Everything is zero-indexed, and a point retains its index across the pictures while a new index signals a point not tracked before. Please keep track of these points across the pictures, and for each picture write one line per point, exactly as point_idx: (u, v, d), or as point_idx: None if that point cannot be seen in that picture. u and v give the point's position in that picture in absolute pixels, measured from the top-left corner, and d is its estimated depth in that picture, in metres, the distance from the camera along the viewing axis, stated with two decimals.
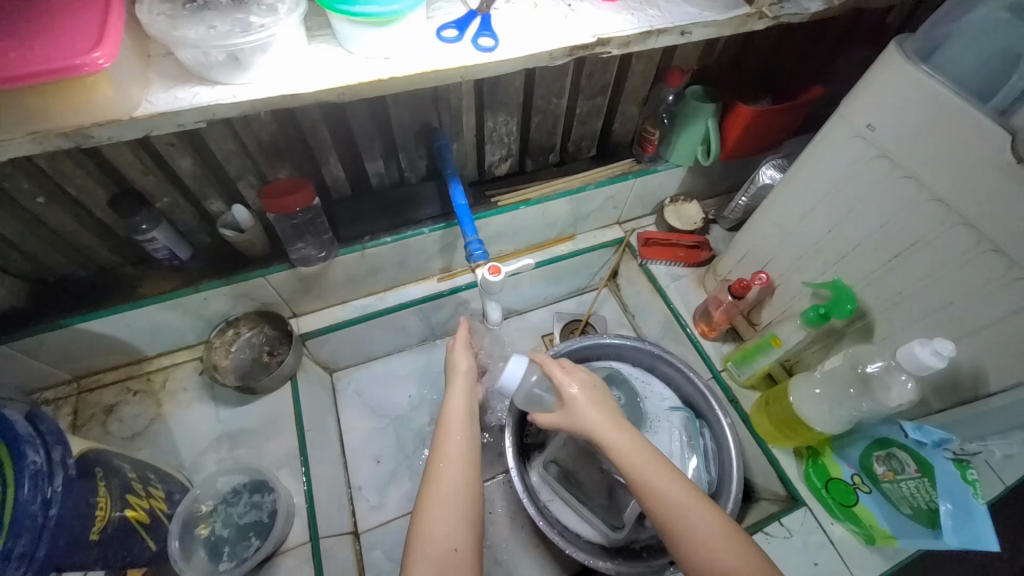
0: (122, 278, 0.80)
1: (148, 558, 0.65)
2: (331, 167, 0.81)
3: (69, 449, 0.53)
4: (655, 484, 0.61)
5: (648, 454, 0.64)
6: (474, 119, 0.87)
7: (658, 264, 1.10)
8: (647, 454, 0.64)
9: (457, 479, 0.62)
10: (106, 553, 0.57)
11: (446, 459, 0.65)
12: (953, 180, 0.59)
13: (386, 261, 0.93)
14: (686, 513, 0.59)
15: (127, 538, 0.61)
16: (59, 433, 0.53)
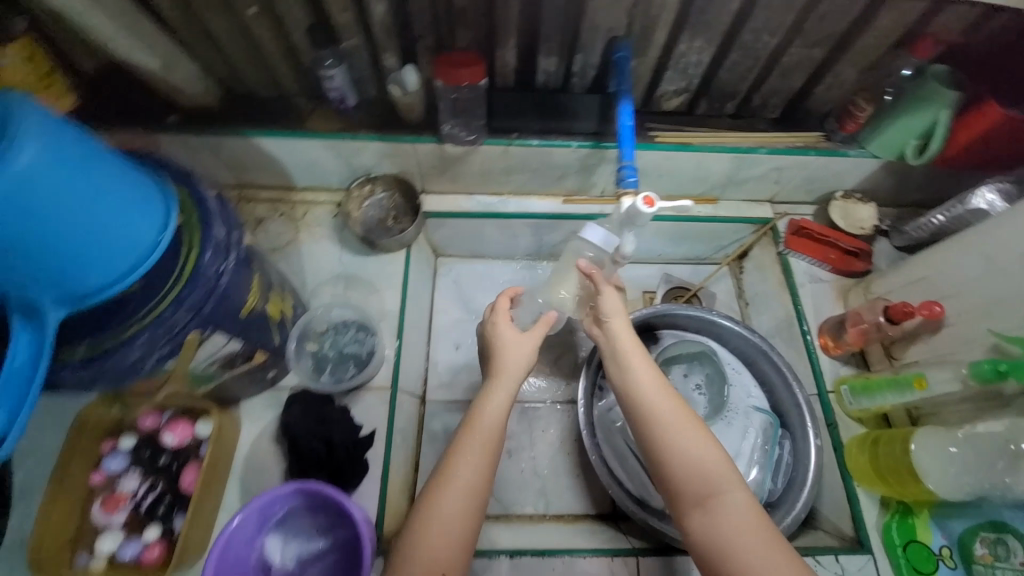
0: (295, 107, 0.87)
1: (270, 349, 0.75)
2: (506, 50, 0.79)
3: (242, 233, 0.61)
4: (676, 429, 0.61)
5: (667, 401, 0.64)
6: (666, 37, 0.79)
7: (801, 258, 1.00)
8: (669, 401, 0.64)
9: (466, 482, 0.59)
10: (246, 330, 0.67)
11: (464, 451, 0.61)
12: None
13: (524, 164, 0.91)
14: (704, 461, 0.59)
15: (262, 327, 0.71)
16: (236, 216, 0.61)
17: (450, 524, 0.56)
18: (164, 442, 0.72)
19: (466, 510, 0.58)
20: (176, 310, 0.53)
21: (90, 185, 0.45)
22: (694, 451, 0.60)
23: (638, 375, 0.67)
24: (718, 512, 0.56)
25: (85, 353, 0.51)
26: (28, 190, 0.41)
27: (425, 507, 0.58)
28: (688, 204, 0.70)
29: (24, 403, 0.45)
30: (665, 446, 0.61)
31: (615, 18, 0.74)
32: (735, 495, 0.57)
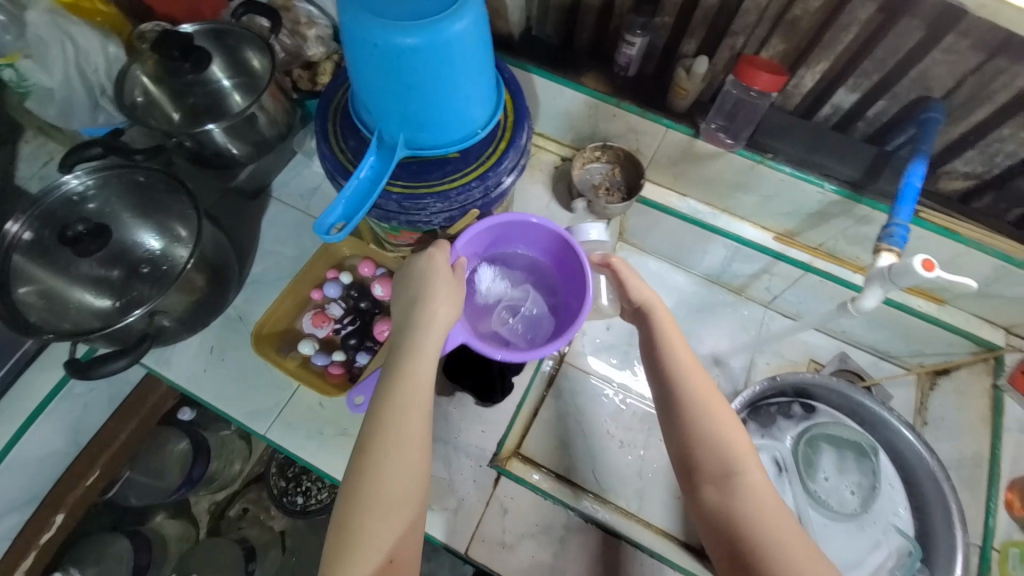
0: (575, 58, 0.93)
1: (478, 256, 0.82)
2: (809, 74, 0.78)
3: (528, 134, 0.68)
4: (698, 404, 0.63)
5: (714, 406, 0.63)
6: (993, 115, 0.72)
7: (1015, 400, 0.90)
8: (698, 376, 0.66)
9: (408, 474, 0.57)
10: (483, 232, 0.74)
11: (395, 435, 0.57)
12: None
13: (759, 186, 0.90)
14: (729, 450, 0.61)
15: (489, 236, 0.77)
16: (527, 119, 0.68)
17: (413, 452, 0.57)
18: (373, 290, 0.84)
19: (418, 432, 0.58)
20: (483, 183, 0.63)
21: (482, 57, 0.55)
22: (724, 435, 0.61)
23: (699, 389, 0.64)
24: (737, 491, 0.59)
25: (400, 190, 0.62)
26: (453, 46, 0.50)
27: (371, 448, 0.57)
28: (970, 282, 0.64)
29: (364, 205, 0.57)
30: (688, 420, 0.63)
31: (948, 77, 0.70)
32: (751, 478, 0.59)
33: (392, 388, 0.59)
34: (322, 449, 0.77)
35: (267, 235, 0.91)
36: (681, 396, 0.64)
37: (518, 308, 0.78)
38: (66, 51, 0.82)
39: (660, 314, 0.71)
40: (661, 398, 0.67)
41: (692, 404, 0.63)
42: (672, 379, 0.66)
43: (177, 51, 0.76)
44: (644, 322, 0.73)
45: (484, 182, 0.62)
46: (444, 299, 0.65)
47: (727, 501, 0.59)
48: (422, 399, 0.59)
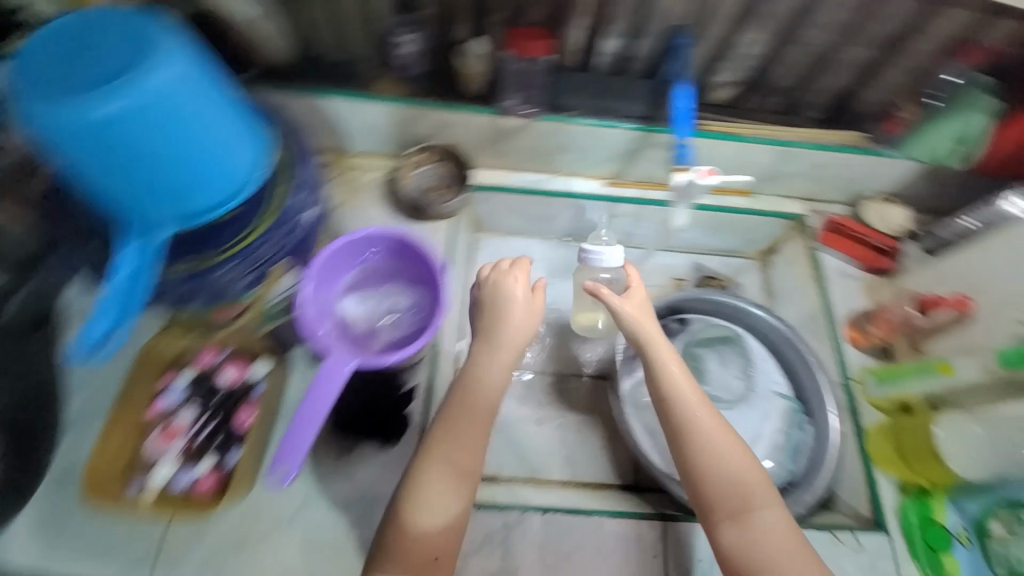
0: (360, 70, 0.90)
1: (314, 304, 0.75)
2: (573, 31, 0.82)
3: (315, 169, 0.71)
4: (713, 448, 0.70)
5: (728, 442, 0.71)
6: (727, 29, 0.82)
7: (831, 254, 1.03)
8: (714, 424, 0.72)
9: (460, 464, 0.66)
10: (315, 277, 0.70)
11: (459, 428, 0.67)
12: None
13: (573, 143, 0.95)
14: (739, 486, 0.69)
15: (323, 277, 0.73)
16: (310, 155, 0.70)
17: (466, 448, 0.66)
18: (220, 378, 0.76)
19: (471, 438, 0.67)
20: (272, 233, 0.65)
21: (217, 103, 0.54)
22: (737, 473, 0.69)
23: (712, 430, 0.71)
24: (751, 521, 0.67)
25: (188, 266, 0.62)
26: (165, 101, 0.50)
27: (436, 440, 0.67)
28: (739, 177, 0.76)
29: (141, 291, 0.57)
30: (705, 462, 0.70)
31: (681, 4, 0.78)
32: (767, 510, 0.68)
33: (456, 407, 0.68)
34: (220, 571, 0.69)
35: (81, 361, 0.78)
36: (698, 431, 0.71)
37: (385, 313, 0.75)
38: None
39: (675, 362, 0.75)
40: (679, 432, 0.72)
41: (708, 447, 0.70)
42: (690, 416, 0.72)
43: None
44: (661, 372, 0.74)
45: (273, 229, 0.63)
46: (496, 313, 0.71)
47: (740, 523, 0.68)
48: (478, 409, 0.68)
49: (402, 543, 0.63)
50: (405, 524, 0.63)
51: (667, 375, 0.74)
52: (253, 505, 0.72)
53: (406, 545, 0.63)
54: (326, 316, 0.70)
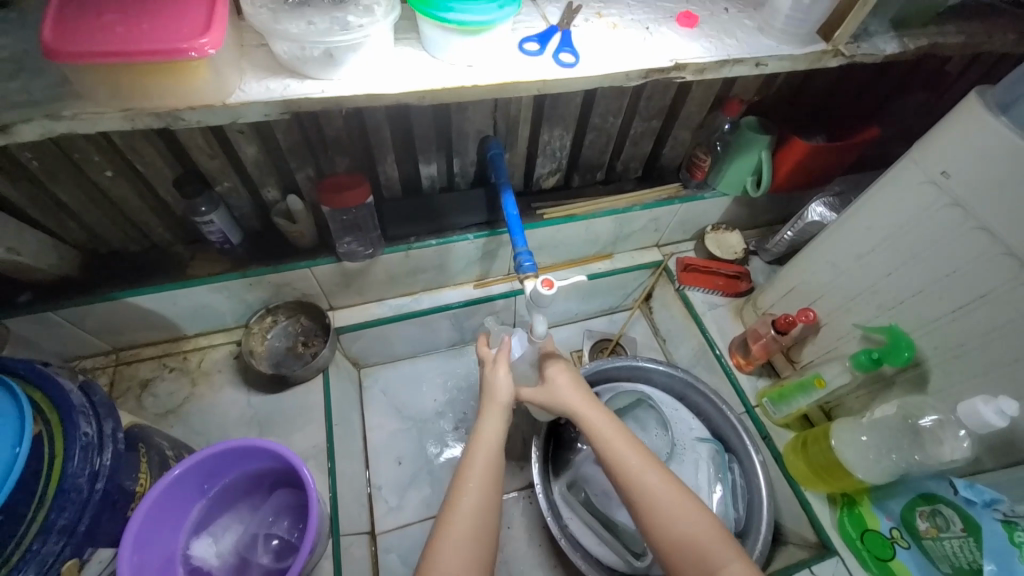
0: (172, 254, 0.82)
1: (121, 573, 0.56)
2: (387, 166, 0.82)
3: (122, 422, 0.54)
4: (654, 502, 0.61)
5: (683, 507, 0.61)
6: (530, 131, 0.87)
7: (695, 291, 1.08)
8: (652, 472, 0.64)
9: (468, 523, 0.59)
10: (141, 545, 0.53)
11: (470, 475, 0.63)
12: (1019, 225, 0.57)
13: (427, 263, 0.93)
14: (694, 544, 0.58)
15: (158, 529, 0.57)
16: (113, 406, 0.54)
17: (475, 514, 0.60)
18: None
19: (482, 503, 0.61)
20: (42, 544, 0.44)
21: None
22: (685, 526, 0.59)
23: (666, 498, 0.62)
24: None
25: None
26: None
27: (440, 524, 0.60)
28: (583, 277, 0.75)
29: None
30: (651, 519, 0.61)
31: (480, 123, 0.82)
32: (733, 566, 0.56)
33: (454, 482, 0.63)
34: None
35: None
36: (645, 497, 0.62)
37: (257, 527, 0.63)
38: None
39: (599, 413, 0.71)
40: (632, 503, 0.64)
41: (648, 503, 0.62)
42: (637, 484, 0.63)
43: None
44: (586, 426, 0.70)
45: (50, 529, 0.45)
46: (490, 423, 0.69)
47: None
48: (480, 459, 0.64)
49: (435, 566, 0.56)
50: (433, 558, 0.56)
51: (595, 432, 0.69)
52: None
53: (446, 531, 0.58)
54: (177, 564, 0.58)
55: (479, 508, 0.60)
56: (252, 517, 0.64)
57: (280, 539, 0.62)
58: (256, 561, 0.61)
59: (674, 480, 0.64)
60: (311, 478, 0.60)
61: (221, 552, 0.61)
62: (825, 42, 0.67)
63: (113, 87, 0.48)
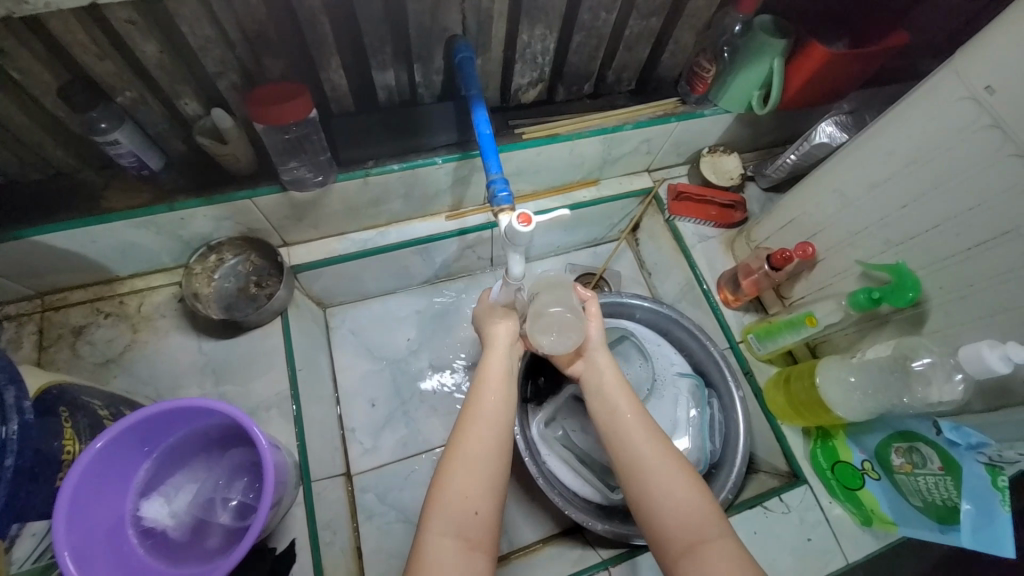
0: (84, 184, 0.69)
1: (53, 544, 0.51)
2: (332, 73, 0.67)
3: (30, 388, 0.46)
4: (649, 469, 0.59)
5: (668, 462, 0.60)
6: (506, 29, 0.72)
7: (686, 221, 1.01)
8: (650, 439, 0.62)
9: (480, 451, 0.58)
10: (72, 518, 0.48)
11: (479, 411, 0.62)
12: None
13: (390, 192, 0.82)
14: (688, 515, 0.56)
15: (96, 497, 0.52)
16: (16, 367, 0.45)
17: (487, 447, 0.59)
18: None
19: (498, 434, 0.61)
20: None
21: None
22: (678, 495, 0.57)
23: (650, 453, 0.60)
24: (707, 557, 0.52)
25: None
26: None
27: (449, 458, 0.59)
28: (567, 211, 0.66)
29: None
30: (645, 485, 0.58)
31: (443, 17, 0.66)
32: (722, 541, 0.54)
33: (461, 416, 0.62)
34: None
35: None
36: (630, 447, 0.62)
37: (217, 486, 0.59)
38: None
39: (609, 379, 0.68)
40: (617, 455, 0.62)
41: (642, 471, 0.59)
42: (626, 437, 0.63)
43: None
44: (597, 389, 0.68)
45: None
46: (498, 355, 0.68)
47: (671, 549, 0.55)
48: (495, 387, 0.64)
49: (442, 504, 0.55)
50: (444, 490, 0.56)
51: (605, 395, 0.67)
52: None
53: (455, 480, 0.56)
54: (126, 527, 0.54)
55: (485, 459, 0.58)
56: (207, 476, 0.60)
57: (237, 500, 0.58)
58: (215, 521, 0.57)
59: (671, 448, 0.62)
60: (262, 436, 0.55)
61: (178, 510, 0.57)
62: None
63: None
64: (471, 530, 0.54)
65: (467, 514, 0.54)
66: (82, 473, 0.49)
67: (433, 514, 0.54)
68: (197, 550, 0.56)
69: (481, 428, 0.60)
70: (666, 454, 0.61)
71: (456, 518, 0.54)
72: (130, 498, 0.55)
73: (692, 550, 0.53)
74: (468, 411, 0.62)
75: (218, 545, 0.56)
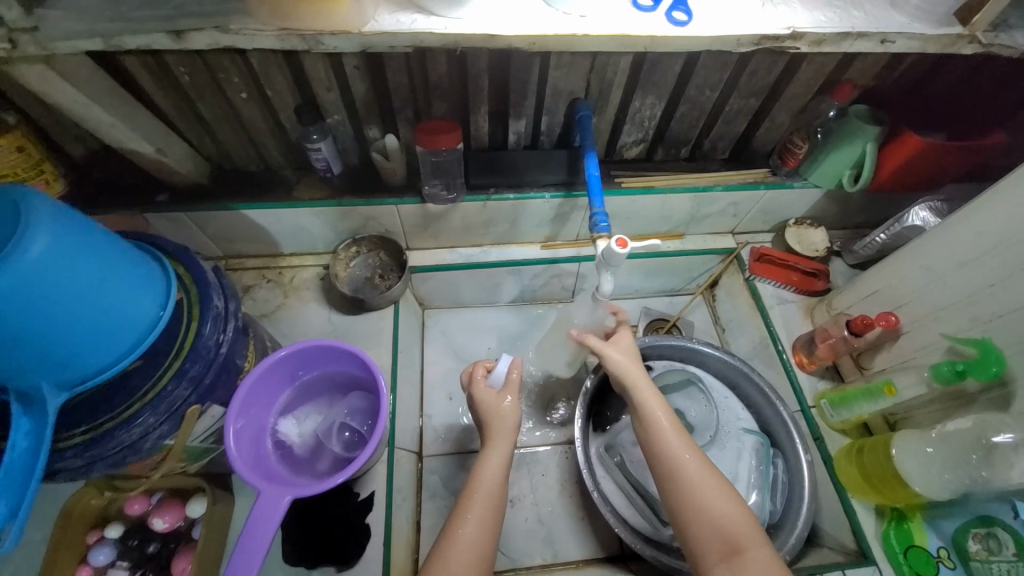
0: (281, 178, 0.92)
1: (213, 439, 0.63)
2: (479, 117, 0.86)
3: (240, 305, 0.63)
4: (689, 483, 0.62)
5: (711, 477, 0.63)
6: (622, 97, 0.88)
7: (766, 283, 1.06)
8: (690, 456, 0.64)
9: (469, 549, 0.61)
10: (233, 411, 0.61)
11: (469, 510, 0.64)
12: None
13: (502, 216, 0.97)
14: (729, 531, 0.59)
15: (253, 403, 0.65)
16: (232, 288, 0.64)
17: (466, 553, 0.61)
18: (96, 563, 0.68)
19: (489, 533, 0.63)
20: (174, 388, 0.53)
21: (101, 258, 0.48)
22: (716, 504, 0.60)
23: (692, 464, 0.64)
24: (748, 566, 0.56)
25: (84, 437, 0.50)
26: (36, 279, 0.43)
27: (434, 561, 0.61)
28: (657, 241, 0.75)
29: (28, 484, 0.45)
30: (688, 496, 0.62)
31: (573, 84, 0.83)
32: (760, 552, 0.57)
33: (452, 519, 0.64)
34: None
35: None
36: (669, 457, 0.65)
37: (333, 421, 0.71)
38: None
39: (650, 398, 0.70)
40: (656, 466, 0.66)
41: (687, 482, 0.62)
42: (666, 448, 0.65)
43: None
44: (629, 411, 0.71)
45: (184, 375, 0.53)
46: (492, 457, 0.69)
47: (710, 552, 0.59)
48: (487, 488, 0.66)
49: None
50: None
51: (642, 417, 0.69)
52: None
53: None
54: (266, 435, 0.68)
55: (474, 553, 0.61)
56: (328, 411, 0.72)
57: (350, 433, 0.70)
58: (329, 448, 0.69)
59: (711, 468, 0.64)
60: (383, 381, 0.67)
61: (300, 434, 0.70)
62: (962, 26, 0.66)
63: (271, 5, 0.54)
64: None
65: None
66: (251, 380, 0.64)
67: None
68: (310, 470, 0.67)
69: (468, 535, 0.62)
70: (705, 469, 0.63)
71: None
72: (269, 416, 0.69)
73: (728, 556, 0.58)
74: (458, 512, 0.64)
75: (326, 470, 0.67)
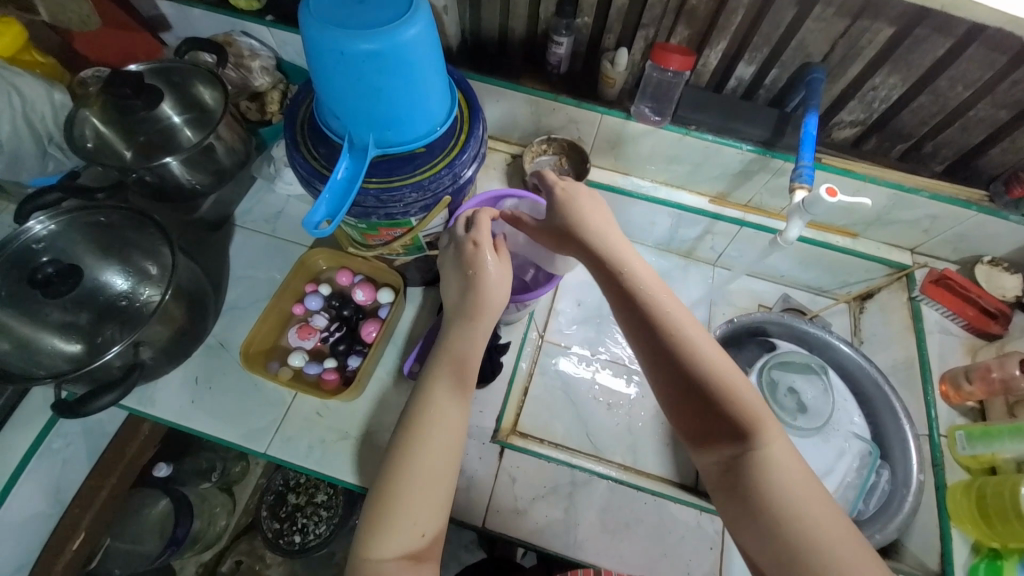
0: (511, 64, 1.03)
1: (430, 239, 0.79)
2: (712, 52, 0.90)
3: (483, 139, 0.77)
4: (710, 364, 0.58)
5: (724, 362, 0.59)
6: (863, 70, 0.87)
7: (933, 308, 1.01)
8: (703, 339, 0.60)
9: (435, 446, 0.57)
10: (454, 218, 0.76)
11: (434, 395, 0.60)
12: None
13: (690, 156, 1.01)
14: (810, 519, 0.51)
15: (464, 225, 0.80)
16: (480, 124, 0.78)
17: (435, 445, 0.57)
18: (308, 306, 0.87)
19: (453, 424, 0.59)
20: (444, 177, 0.68)
21: (435, 54, 0.61)
22: (740, 389, 0.57)
23: (705, 341, 0.60)
24: (769, 459, 0.54)
25: (376, 187, 0.66)
26: (407, 49, 0.56)
27: (404, 447, 0.58)
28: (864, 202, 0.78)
29: (347, 201, 0.61)
30: (703, 378, 0.58)
31: (821, 43, 0.84)
32: (780, 440, 0.55)
33: (416, 399, 0.60)
34: (325, 456, 0.79)
35: (237, 262, 0.94)
36: (680, 345, 0.59)
37: None
38: (14, 104, 0.84)
39: (670, 296, 0.63)
40: (663, 357, 0.60)
41: (707, 364, 0.58)
42: (670, 334, 0.60)
43: (129, 89, 0.79)
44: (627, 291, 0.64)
45: (451, 170, 0.68)
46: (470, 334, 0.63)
47: (727, 440, 0.56)
48: (456, 360, 0.62)
49: (397, 500, 0.55)
50: (397, 480, 0.56)
51: (686, 339, 0.59)
52: (360, 409, 0.83)
53: (409, 468, 0.56)
54: None
55: (447, 442, 0.58)
56: None
57: None
58: None
59: (769, 406, 0.57)
60: None
61: None
62: None
63: None
64: (423, 536, 0.54)
65: (420, 518, 0.54)
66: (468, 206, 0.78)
67: (387, 509, 0.54)
68: None
69: (451, 415, 0.59)
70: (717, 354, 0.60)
71: (409, 523, 0.54)
72: None
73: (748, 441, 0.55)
74: (420, 396, 0.60)
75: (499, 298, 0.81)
